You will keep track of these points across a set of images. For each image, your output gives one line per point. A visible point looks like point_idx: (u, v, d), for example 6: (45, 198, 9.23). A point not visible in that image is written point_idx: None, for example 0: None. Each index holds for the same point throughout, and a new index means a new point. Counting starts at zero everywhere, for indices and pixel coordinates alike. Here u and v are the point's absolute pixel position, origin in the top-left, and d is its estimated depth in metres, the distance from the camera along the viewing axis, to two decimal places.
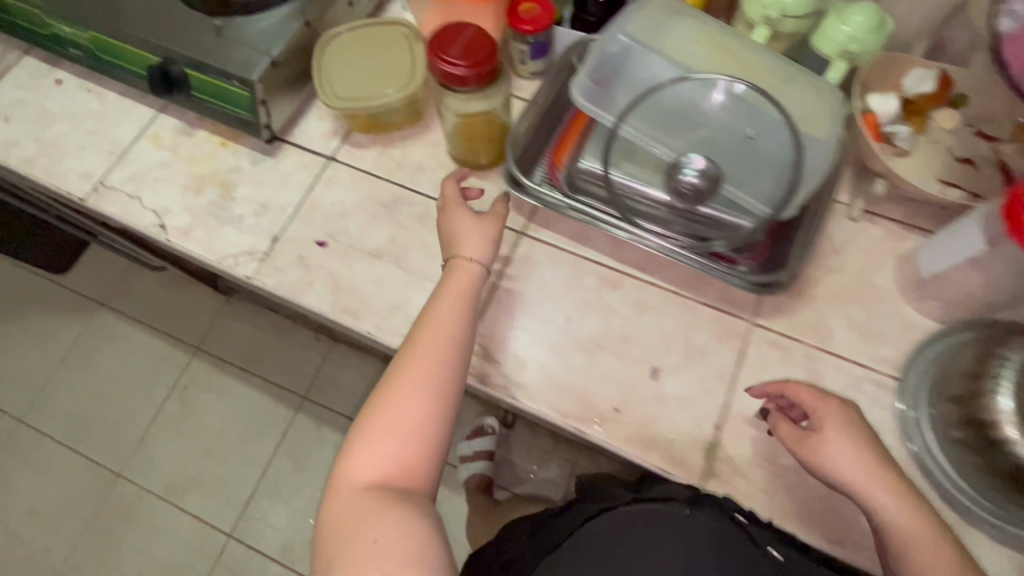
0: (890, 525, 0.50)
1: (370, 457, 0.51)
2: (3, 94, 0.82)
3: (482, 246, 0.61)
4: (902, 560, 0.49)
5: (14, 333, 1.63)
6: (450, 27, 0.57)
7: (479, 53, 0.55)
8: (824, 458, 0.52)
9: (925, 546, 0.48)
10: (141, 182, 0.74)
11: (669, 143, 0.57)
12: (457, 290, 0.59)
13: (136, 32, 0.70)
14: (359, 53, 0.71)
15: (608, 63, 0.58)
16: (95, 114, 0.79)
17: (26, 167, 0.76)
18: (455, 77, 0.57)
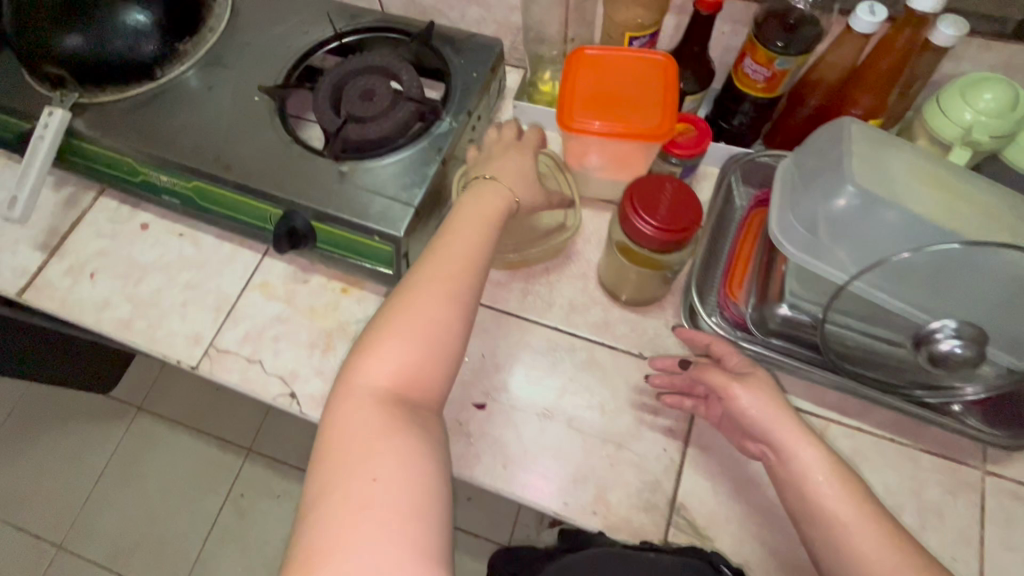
0: (795, 470, 0.49)
1: (386, 360, 0.46)
2: (84, 245, 0.74)
3: (518, 176, 0.58)
4: (812, 499, 0.47)
5: (43, 448, 1.51)
6: (649, 183, 0.53)
7: (682, 221, 0.51)
8: (737, 402, 0.52)
9: (831, 488, 0.47)
10: (259, 342, 0.67)
11: (916, 307, 0.51)
12: (481, 206, 0.54)
13: (254, 184, 0.63)
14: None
15: (833, 221, 0.52)
16: (192, 262, 0.72)
17: (122, 331, 0.68)
18: (639, 234, 0.52)
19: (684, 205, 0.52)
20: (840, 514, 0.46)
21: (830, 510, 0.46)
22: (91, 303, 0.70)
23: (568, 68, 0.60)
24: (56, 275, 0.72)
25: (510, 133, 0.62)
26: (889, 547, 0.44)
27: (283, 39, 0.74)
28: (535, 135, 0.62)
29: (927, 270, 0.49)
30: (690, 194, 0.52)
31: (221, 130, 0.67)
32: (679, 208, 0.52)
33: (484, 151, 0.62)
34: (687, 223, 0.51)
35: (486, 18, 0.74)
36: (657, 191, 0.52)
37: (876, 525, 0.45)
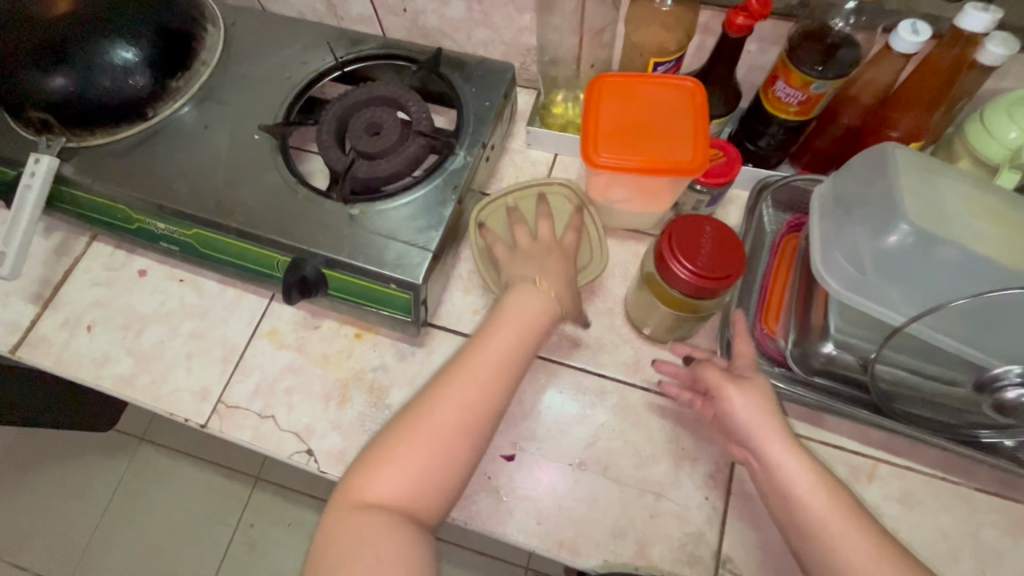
0: (778, 477, 0.47)
1: (393, 472, 0.46)
2: (79, 295, 0.70)
3: (557, 281, 0.55)
4: (792, 503, 0.46)
5: (45, 485, 1.47)
6: (688, 225, 0.50)
7: (723, 270, 0.47)
8: (726, 409, 0.49)
9: (817, 497, 0.45)
10: (271, 396, 0.63)
11: (978, 349, 0.48)
12: (513, 319, 0.52)
13: (259, 231, 0.59)
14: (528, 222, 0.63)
15: (885, 259, 0.49)
16: (196, 310, 0.68)
17: (124, 388, 0.65)
18: (675, 279, 0.49)
19: (727, 252, 0.48)
20: (818, 519, 0.44)
21: (818, 522, 0.44)
22: (89, 358, 0.67)
23: (590, 96, 0.57)
24: (50, 329, 0.69)
25: (547, 232, 0.59)
26: (877, 560, 0.42)
27: (280, 71, 0.70)
28: (572, 234, 0.59)
29: (994, 312, 0.46)
30: (731, 237, 0.49)
31: (221, 174, 0.63)
32: (720, 251, 0.49)
33: (519, 238, 0.58)
34: (730, 268, 0.48)
35: (494, 40, 0.70)
36: (694, 233, 0.49)
37: (865, 537, 0.43)
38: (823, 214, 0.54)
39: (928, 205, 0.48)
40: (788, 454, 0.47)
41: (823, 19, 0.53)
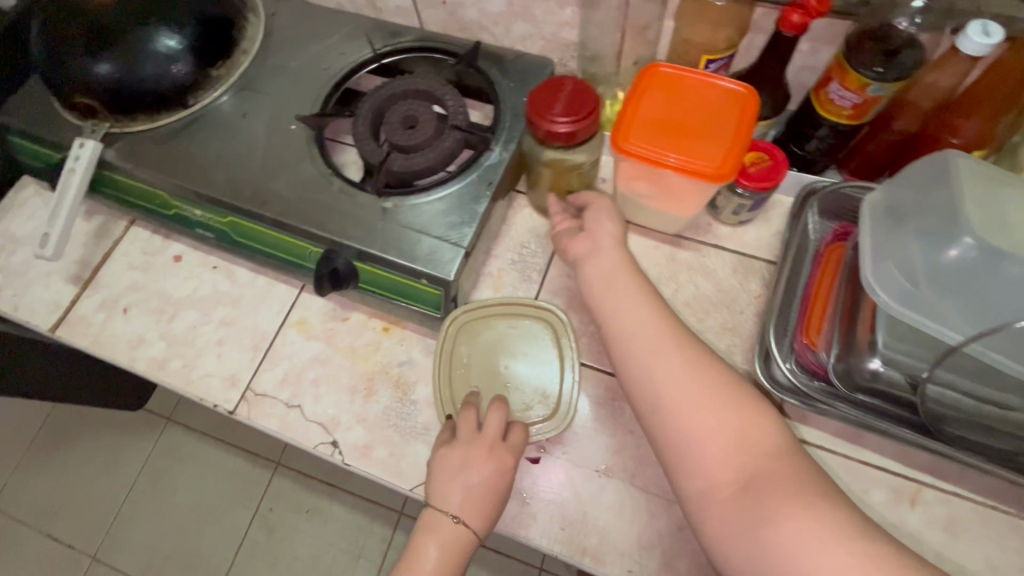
0: (601, 292, 0.55)
1: None
2: (116, 278, 0.72)
3: (478, 506, 0.52)
4: (605, 289, 0.55)
5: (76, 458, 1.52)
6: (548, 86, 0.55)
7: (583, 108, 0.53)
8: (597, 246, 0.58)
9: (621, 284, 0.55)
10: (298, 385, 0.63)
11: None
12: (434, 556, 0.52)
13: (292, 220, 0.59)
14: (504, 342, 0.60)
15: (944, 273, 0.47)
16: (227, 297, 0.69)
17: (157, 371, 0.66)
18: (553, 133, 0.54)
19: (582, 95, 0.54)
20: (622, 298, 0.54)
21: (617, 299, 0.54)
22: (123, 340, 0.68)
23: (632, 92, 0.55)
24: (89, 310, 0.70)
25: (493, 427, 0.54)
26: (656, 327, 0.52)
27: (317, 62, 0.70)
28: (519, 432, 0.54)
29: None
30: (585, 85, 0.55)
31: (256, 163, 0.63)
32: (579, 99, 0.54)
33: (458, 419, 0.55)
34: (587, 107, 0.54)
35: (533, 34, 0.68)
36: (555, 91, 0.54)
37: (650, 312, 0.53)
38: (874, 223, 0.51)
39: (996, 220, 0.46)
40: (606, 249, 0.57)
41: (886, 18, 0.50)
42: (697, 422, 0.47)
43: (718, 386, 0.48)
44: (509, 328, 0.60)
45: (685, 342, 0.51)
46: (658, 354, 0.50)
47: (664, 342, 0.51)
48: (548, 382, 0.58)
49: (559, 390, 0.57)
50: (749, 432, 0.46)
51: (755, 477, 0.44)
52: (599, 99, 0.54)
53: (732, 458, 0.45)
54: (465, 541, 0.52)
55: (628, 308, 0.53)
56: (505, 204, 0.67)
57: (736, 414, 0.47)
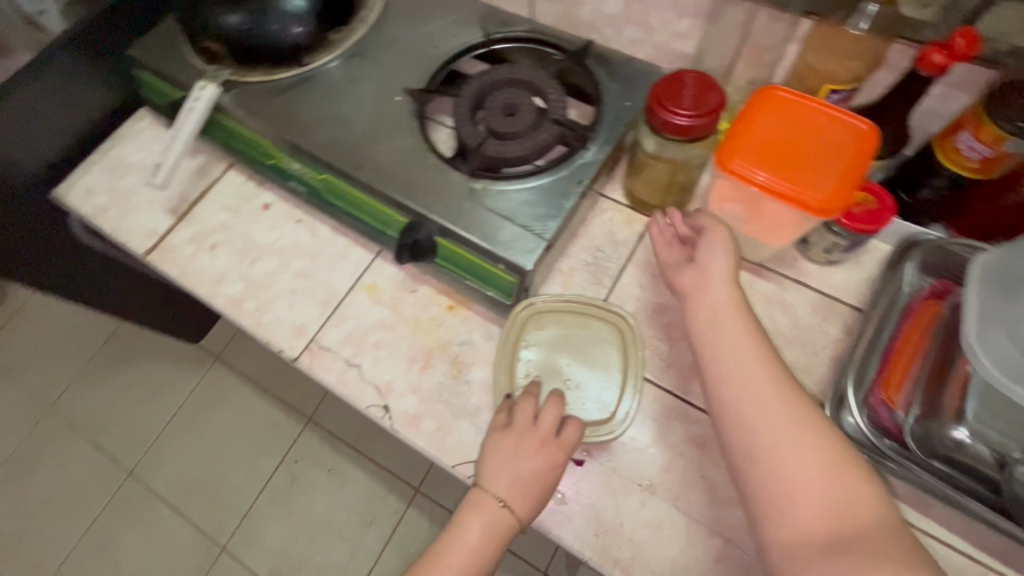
0: (710, 329, 0.51)
1: None
2: (209, 216, 0.76)
3: (525, 494, 0.52)
4: (706, 318, 0.52)
5: (130, 378, 1.62)
6: (671, 80, 0.56)
7: (707, 104, 0.54)
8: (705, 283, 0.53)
9: (730, 316, 0.51)
10: (360, 346, 0.65)
11: None
12: (474, 538, 0.52)
13: (384, 187, 0.61)
14: (570, 338, 0.60)
15: None
16: (306, 251, 0.72)
17: (232, 309, 0.70)
18: (674, 126, 0.54)
19: (706, 91, 0.55)
20: (725, 330, 0.50)
21: (722, 331, 0.50)
22: (207, 275, 0.72)
23: (745, 111, 0.54)
24: (180, 241, 0.75)
25: (549, 421, 0.54)
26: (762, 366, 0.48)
27: (428, 40, 0.72)
28: (574, 429, 0.53)
29: None
30: (710, 81, 0.55)
31: (358, 127, 0.66)
32: (703, 95, 0.55)
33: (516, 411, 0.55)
34: (711, 104, 0.54)
35: (643, 41, 0.68)
36: (677, 84, 0.55)
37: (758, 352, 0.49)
38: (984, 285, 0.48)
39: None
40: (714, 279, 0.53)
41: None
42: (797, 477, 0.44)
43: (822, 442, 0.45)
44: (579, 326, 0.61)
45: (798, 397, 0.47)
46: (762, 397, 0.47)
47: (768, 386, 0.47)
48: (609, 385, 0.58)
49: (619, 397, 0.57)
50: (851, 499, 0.43)
51: (854, 543, 0.42)
52: (724, 96, 0.55)
53: (828, 519, 0.43)
54: (509, 526, 0.52)
55: (734, 345, 0.49)
56: (588, 205, 0.67)
57: (838, 477, 0.44)
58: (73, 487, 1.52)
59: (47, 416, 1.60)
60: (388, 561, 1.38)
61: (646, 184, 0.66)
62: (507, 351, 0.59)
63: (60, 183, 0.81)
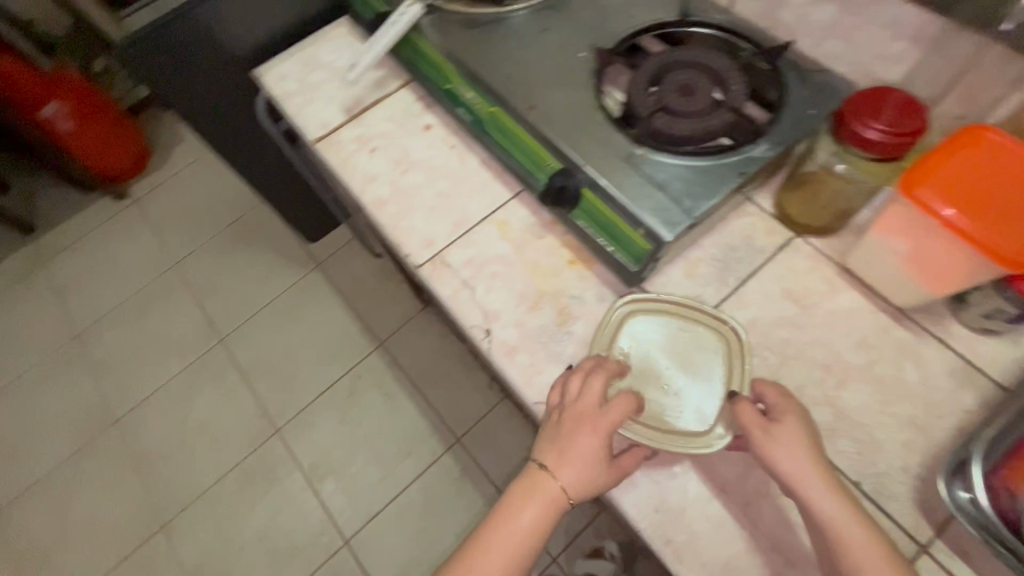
0: (847, 546, 0.46)
1: None
2: (376, 123, 0.83)
3: (581, 476, 0.52)
4: (806, 506, 0.48)
5: (245, 260, 1.81)
6: (873, 94, 0.54)
7: (907, 125, 0.52)
8: (791, 486, 0.49)
9: (830, 501, 0.47)
10: (479, 271, 0.69)
11: None
12: (534, 510, 0.53)
13: (549, 129, 0.64)
14: (670, 342, 0.60)
15: None
16: (451, 174, 0.77)
17: (375, 207, 0.76)
18: (863, 140, 0.53)
19: (911, 112, 0.52)
20: (826, 515, 0.47)
21: (824, 514, 0.47)
22: (360, 172, 0.79)
23: (950, 141, 0.51)
24: (345, 138, 0.82)
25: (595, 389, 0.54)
26: (868, 544, 0.46)
27: (624, 8, 0.74)
28: (625, 405, 0.53)
29: None
30: (918, 103, 0.53)
31: (539, 72, 0.69)
32: (906, 114, 0.52)
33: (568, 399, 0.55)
34: (911, 126, 0.52)
35: (843, 57, 0.66)
36: (878, 99, 0.53)
37: (865, 532, 0.47)
38: None
39: None
40: (808, 471, 0.48)
41: None
42: None
43: None
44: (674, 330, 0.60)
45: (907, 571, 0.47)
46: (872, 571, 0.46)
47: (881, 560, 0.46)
48: (707, 396, 0.57)
49: (716, 410, 0.56)
50: None
51: None
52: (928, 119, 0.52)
53: None
54: (562, 505, 0.53)
55: (835, 521, 0.47)
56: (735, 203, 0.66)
57: None
58: (174, 335, 1.73)
59: (175, 269, 1.84)
60: (412, 495, 1.45)
61: (803, 197, 0.66)
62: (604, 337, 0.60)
63: (262, 63, 0.92)
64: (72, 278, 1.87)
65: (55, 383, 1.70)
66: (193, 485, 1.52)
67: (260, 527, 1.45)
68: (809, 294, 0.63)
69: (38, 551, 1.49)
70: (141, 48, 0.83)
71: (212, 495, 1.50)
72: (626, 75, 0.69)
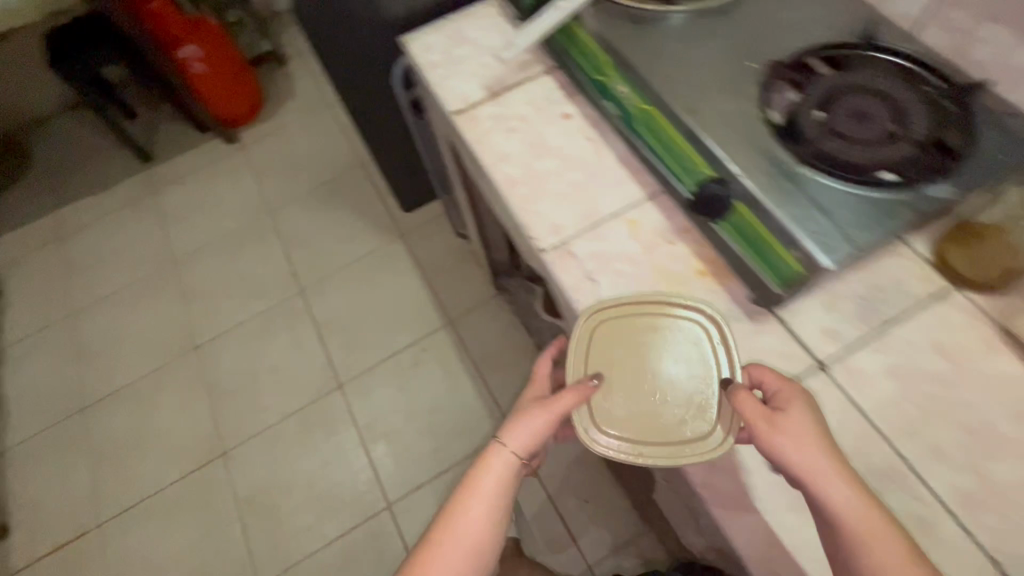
0: (852, 528, 0.49)
1: None
2: (515, 104, 0.84)
3: (526, 436, 0.59)
4: (813, 492, 0.50)
5: (335, 219, 1.89)
6: None
7: None
8: (793, 471, 0.51)
9: (837, 487, 0.50)
10: (605, 266, 0.69)
11: None
12: (491, 476, 0.59)
13: (709, 137, 0.63)
14: (660, 338, 0.61)
15: None
16: (585, 165, 0.76)
17: (506, 185, 0.76)
18: None
19: None
20: (833, 500, 0.49)
21: (829, 499, 0.50)
22: (494, 149, 0.80)
23: None
24: (483, 114, 0.84)
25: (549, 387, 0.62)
26: (875, 528, 0.48)
27: (797, 24, 0.71)
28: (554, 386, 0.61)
29: None
30: None
31: (702, 79, 0.68)
32: None
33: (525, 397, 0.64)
34: None
35: None
36: None
37: (868, 518, 0.49)
38: None
39: None
40: (814, 455, 0.51)
41: None
42: None
43: None
44: (653, 330, 0.62)
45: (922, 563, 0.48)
46: (878, 557, 0.48)
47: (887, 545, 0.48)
48: (704, 392, 0.59)
49: (717, 403, 0.58)
50: None
51: None
52: None
53: None
54: (514, 466, 0.60)
55: (842, 506, 0.49)
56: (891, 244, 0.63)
57: None
58: (259, 278, 1.82)
59: (270, 217, 1.93)
60: (459, 474, 1.47)
61: (970, 249, 0.60)
62: (591, 352, 0.62)
63: (411, 31, 0.95)
64: (178, 209, 2.01)
65: (150, 303, 1.83)
66: (255, 422, 1.59)
67: (310, 474, 1.51)
68: (962, 353, 0.59)
69: (112, 452, 1.61)
70: None
71: (271, 435, 1.57)
72: (791, 94, 0.66)
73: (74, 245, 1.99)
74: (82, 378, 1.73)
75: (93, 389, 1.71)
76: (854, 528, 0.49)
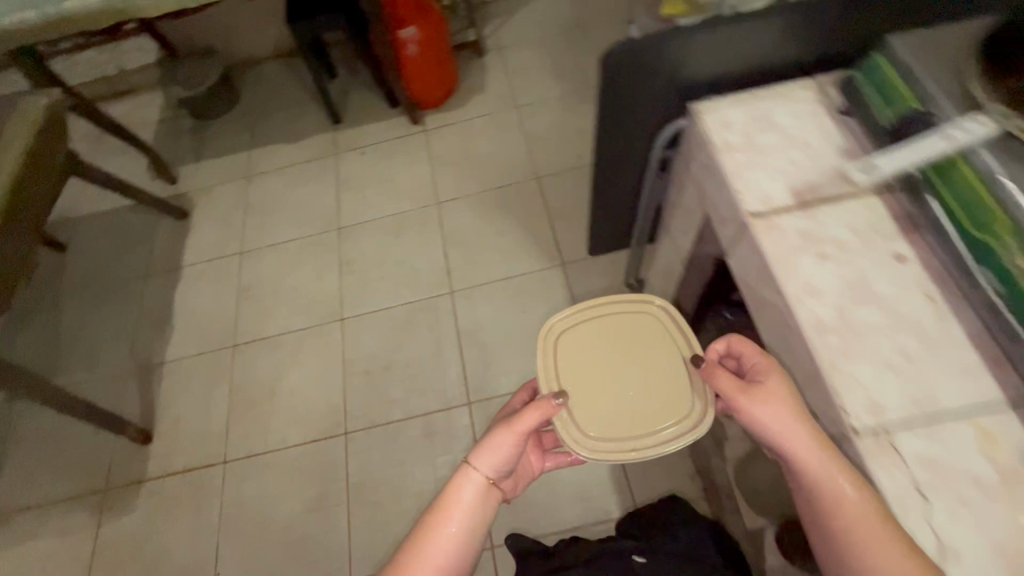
0: (815, 476, 0.63)
1: None
2: (835, 226, 0.74)
3: (495, 458, 0.82)
4: (780, 447, 0.65)
5: (499, 227, 1.85)
6: None
7: None
8: (762, 427, 0.67)
9: (801, 441, 0.64)
10: (936, 468, 0.62)
11: None
12: (465, 490, 0.81)
13: None
14: (625, 328, 0.95)
15: None
16: (919, 329, 0.69)
17: (816, 329, 0.69)
18: None
19: None
20: (794, 451, 0.64)
21: (796, 455, 0.64)
22: (802, 281, 0.71)
23: None
24: (790, 227, 0.74)
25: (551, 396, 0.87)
26: (833, 477, 0.62)
27: None
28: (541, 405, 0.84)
29: None
30: None
31: None
32: None
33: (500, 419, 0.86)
34: None
35: None
36: None
37: (829, 471, 0.63)
38: None
39: None
40: (787, 418, 0.66)
41: None
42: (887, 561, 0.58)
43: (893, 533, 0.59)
44: (615, 325, 0.95)
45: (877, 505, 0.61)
46: (838, 500, 0.61)
47: (844, 487, 0.62)
48: (660, 359, 0.91)
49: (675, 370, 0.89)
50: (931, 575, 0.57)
51: None
52: None
53: None
54: (482, 480, 0.82)
55: (807, 458, 0.64)
56: None
57: None
58: (414, 267, 1.83)
59: (436, 207, 1.94)
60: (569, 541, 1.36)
61: None
62: (575, 354, 0.92)
63: (704, 100, 0.85)
64: (353, 177, 2.07)
65: (310, 262, 1.90)
66: (382, 411, 1.61)
67: (423, 484, 1.50)
68: None
69: (250, 396, 1.70)
70: (625, 54, 0.82)
71: (394, 430, 1.57)
72: None
73: (257, 187, 2.12)
74: (239, 316, 1.84)
75: (246, 331, 1.81)
76: (809, 471, 0.63)
